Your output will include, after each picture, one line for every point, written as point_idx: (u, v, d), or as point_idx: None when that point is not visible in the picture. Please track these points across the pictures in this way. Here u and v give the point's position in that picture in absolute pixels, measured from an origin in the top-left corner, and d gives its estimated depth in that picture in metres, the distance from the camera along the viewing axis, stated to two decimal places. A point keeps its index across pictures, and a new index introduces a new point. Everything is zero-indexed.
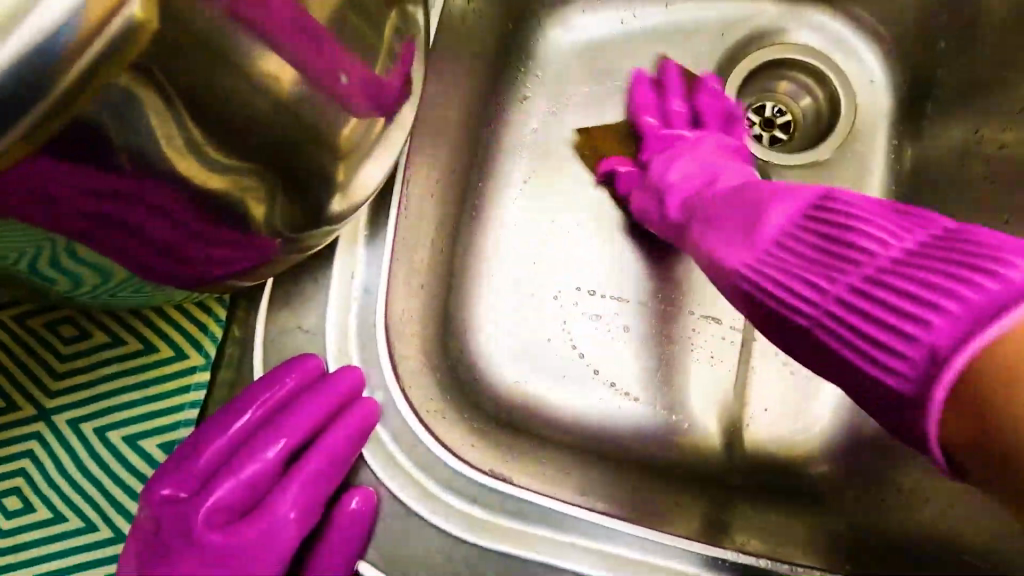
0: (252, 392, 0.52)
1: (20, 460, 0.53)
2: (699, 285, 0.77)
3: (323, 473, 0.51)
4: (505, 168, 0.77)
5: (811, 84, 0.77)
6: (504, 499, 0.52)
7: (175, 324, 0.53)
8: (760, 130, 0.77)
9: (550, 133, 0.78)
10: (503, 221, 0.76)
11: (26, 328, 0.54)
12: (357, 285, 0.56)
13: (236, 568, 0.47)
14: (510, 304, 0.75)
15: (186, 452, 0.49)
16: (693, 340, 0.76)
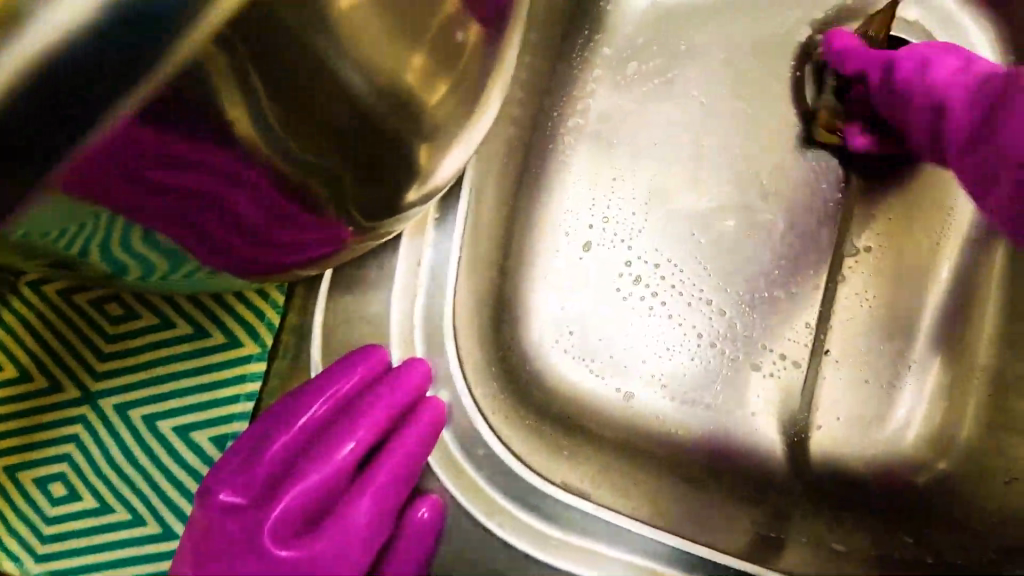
0: (315, 387, 0.47)
1: (65, 444, 0.49)
2: (779, 280, 0.69)
3: (394, 479, 0.47)
4: (568, 145, 0.70)
5: None
6: (578, 516, 0.49)
7: (229, 308, 0.49)
8: None
9: (620, 108, 0.71)
10: (564, 202, 0.70)
11: (71, 304, 0.51)
12: (424, 275, 0.51)
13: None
14: (568, 294, 0.69)
15: (246, 452, 0.45)
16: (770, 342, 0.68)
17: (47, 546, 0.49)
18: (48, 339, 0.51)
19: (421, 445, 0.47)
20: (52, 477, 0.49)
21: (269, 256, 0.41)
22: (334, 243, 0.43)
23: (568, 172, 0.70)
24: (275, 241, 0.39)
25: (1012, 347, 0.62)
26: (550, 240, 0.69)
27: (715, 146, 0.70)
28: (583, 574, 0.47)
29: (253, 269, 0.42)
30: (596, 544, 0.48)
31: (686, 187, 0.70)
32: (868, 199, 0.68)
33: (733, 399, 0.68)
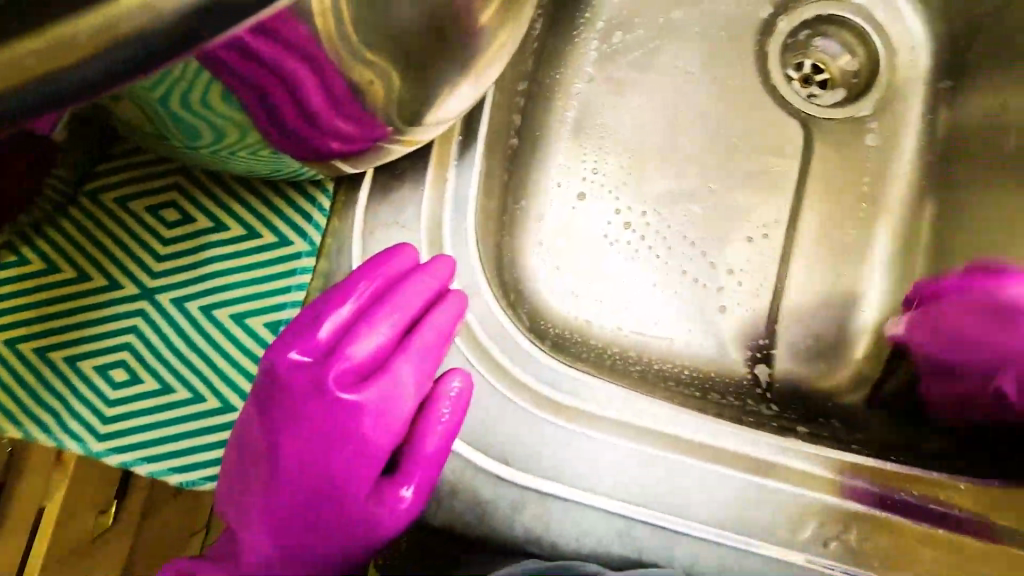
0: (352, 278, 0.53)
1: (125, 334, 0.55)
2: (747, 207, 0.78)
3: (427, 352, 0.53)
4: (562, 101, 0.80)
5: (851, 43, 0.81)
6: (581, 387, 0.57)
7: (279, 211, 0.55)
8: (801, 86, 0.81)
9: (610, 68, 0.80)
10: (558, 151, 0.79)
11: (128, 211, 0.56)
12: (450, 190, 0.58)
13: (355, 438, 0.51)
14: (567, 233, 0.78)
15: (297, 332, 0.51)
16: (738, 266, 0.78)
17: (110, 425, 0.54)
18: (106, 242, 0.56)
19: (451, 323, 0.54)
20: (114, 363, 0.55)
21: (314, 138, 0.46)
22: (367, 138, 0.48)
23: (562, 129, 0.80)
24: (325, 123, 0.44)
25: (940, 274, 0.73)
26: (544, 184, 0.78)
27: (689, 106, 0.80)
28: (586, 431, 0.55)
29: (295, 150, 0.47)
30: (598, 411, 0.56)
31: (665, 140, 0.80)
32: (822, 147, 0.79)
33: (712, 320, 0.77)
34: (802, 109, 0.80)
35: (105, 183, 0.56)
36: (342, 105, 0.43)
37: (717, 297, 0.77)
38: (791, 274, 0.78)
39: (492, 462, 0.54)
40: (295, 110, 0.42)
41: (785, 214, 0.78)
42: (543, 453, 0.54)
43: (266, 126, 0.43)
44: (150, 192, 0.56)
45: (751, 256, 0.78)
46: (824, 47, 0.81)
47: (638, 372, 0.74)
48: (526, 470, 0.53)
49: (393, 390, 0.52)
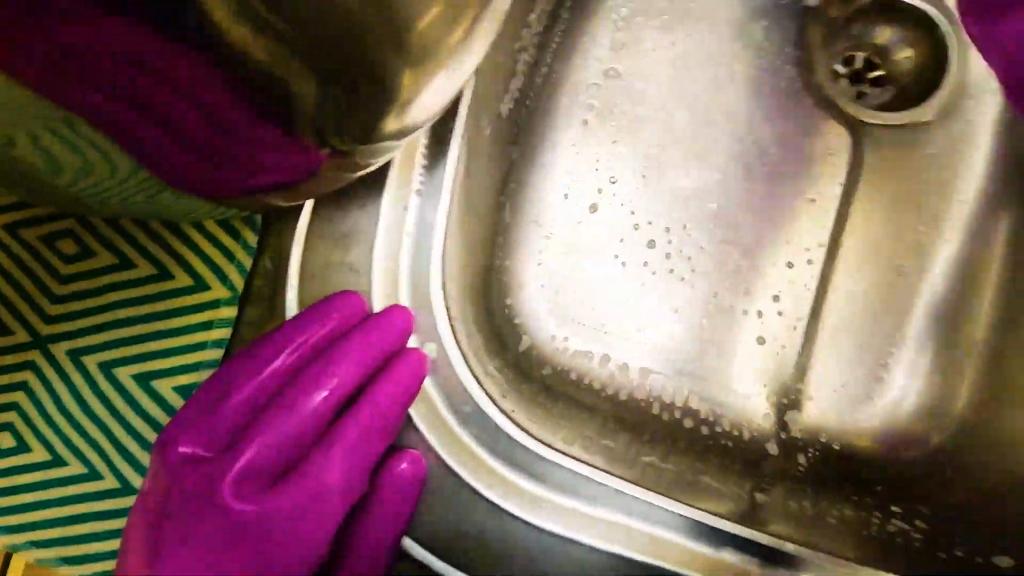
0: (283, 334, 0.45)
1: (13, 392, 0.45)
2: (780, 230, 0.65)
3: (371, 427, 0.45)
4: (563, 101, 0.66)
5: (919, 32, 0.64)
6: (564, 475, 0.46)
7: (198, 247, 0.45)
8: (848, 85, 0.65)
9: (623, 61, 0.67)
10: (556, 160, 0.65)
11: (19, 239, 0.46)
12: (410, 220, 0.46)
13: (275, 536, 0.42)
14: (566, 257, 0.65)
15: (209, 401, 0.43)
16: (771, 303, 0.65)
17: None
18: None
19: (402, 395, 0.46)
20: None
21: (222, 172, 0.35)
22: (298, 168, 0.36)
23: (563, 133, 0.66)
24: (225, 152, 0.32)
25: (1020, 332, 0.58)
26: (539, 199, 0.65)
27: (716, 113, 0.66)
28: (566, 534, 0.45)
29: (205, 186, 0.36)
30: (589, 508, 0.45)
31: (686, 153, 0.66)
32: (877, 163, 0.64)
33: (736, 366, 0.64)
34: (848, 113, 0.65)
35: None
36: (237, 128, 0.30)
37: (741, 341, 0.64)
38: (833, 317, 0.64)
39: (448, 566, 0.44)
40: (171, 137, 0.31)
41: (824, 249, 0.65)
42: (512, 557, 0.44)
43: (147, 157, 0.33)
44: (44, 216, 0.46)
45: (782, 285, 0.65)
46: (882, 37, 0.65)
47: (644, 428, 0.61)
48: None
49: (322, 476, 0.44)
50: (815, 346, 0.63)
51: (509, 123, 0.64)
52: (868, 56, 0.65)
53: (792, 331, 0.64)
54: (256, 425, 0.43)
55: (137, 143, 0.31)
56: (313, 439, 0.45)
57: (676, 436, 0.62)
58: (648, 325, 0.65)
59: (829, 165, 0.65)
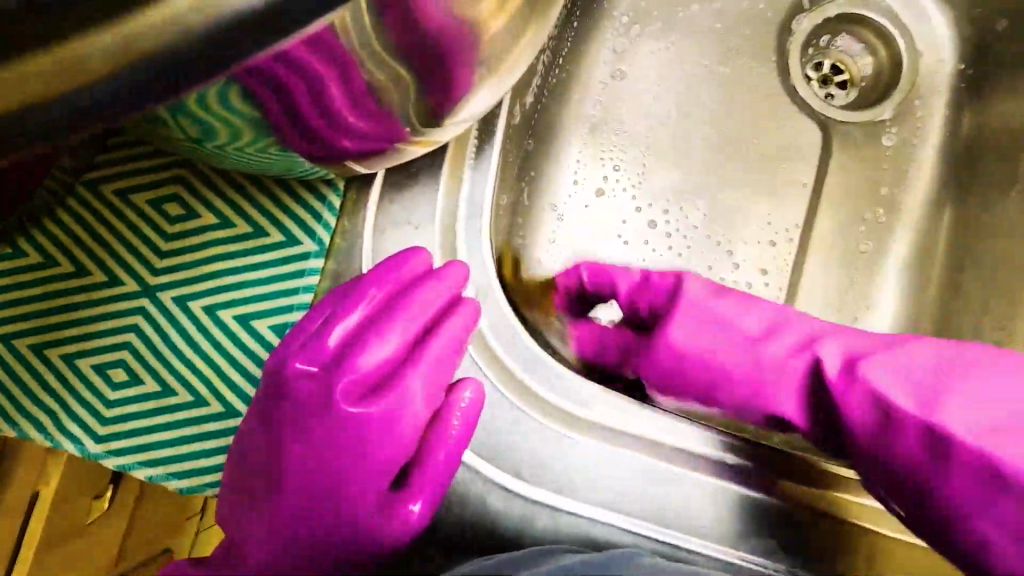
0: (366, 280, 0.52)
1: (124, 333, 0.53)
2: (761, 210, 0.76)
3: (440, 359, 0.52)
4: (573, 102, 0.76)
5: (874, 42, 0.77)
6: (595, 400, 0.56)
7: (288, 208, 0.53)
8: (818, 87, 0.78)
9: (626, 64, 0.77)
10: (568, 154, 0.76)
11: (129, 203, 0.54)
12: (465, 191, 0.56)
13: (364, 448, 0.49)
14: (579, 237, 0.75)
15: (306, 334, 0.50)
16: (754, 274, 0.76)
17: (109, 427, 0.52)
18: (105, 236, 0.54)
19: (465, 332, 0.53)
20: (113, 363, 0.53)
21: (332, 137, 0.44)
22: (386, 137, 0.47)
23: (572, 126, 0.76)
24: (342, 122, 0.42)
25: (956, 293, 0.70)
26: (555, 186, 0.75)
27: (706, 108, 0.77)
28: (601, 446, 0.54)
29: (312, 150, 0.46)
30: (615, 425, 0.55)
31: (680, 144, 0.77)
32: (841, 154, 0.76)
33: None
34: (818, 111, 0.77)
35: (103, 172, 0.53)
36: (361, 104, 0.41)
37: None
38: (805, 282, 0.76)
39: (502, 474, 0.52)
40: (314, 112, 0.40)
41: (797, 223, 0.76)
42: (556, 468, 0.53)
43: (286, 129, 0.41)
44: (151, 184, 0.53)
45: (764, 257, 0.76)
46: (844, 47, 0.78)
47: None
48: (536, 484, 0.52)
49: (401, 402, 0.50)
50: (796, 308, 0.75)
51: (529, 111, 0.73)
52: (833, 62, 0.77)
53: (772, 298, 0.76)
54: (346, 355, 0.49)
55: (286, 118, 0.40)
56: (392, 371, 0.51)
57: None
58: None
59: (803, 152, 0.77)
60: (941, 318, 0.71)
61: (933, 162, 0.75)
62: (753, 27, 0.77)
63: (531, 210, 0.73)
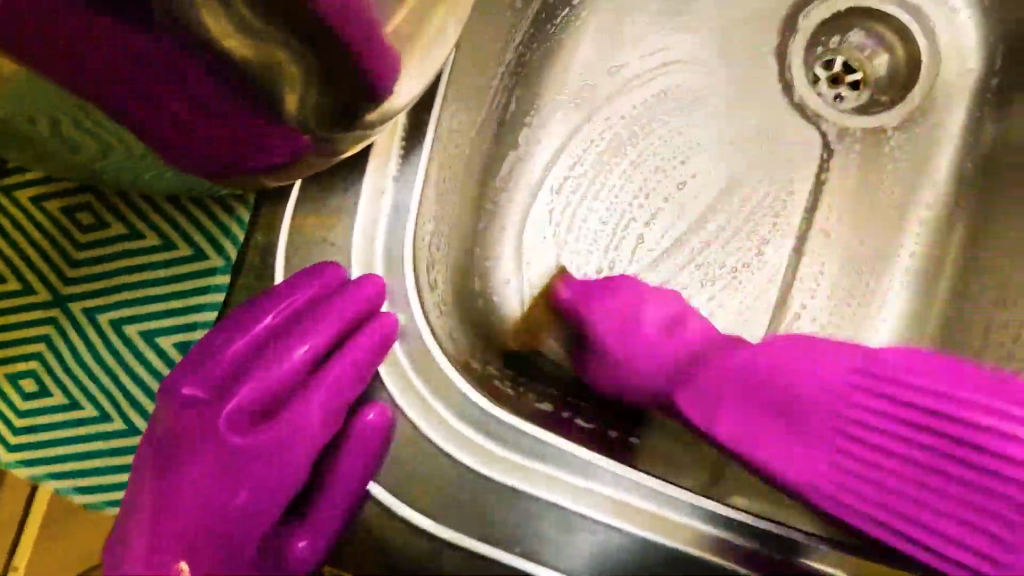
0: (270, 296, 0.51)
1: (35, 343, 0.52)
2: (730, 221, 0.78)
3: (343, 379, 0.53)
4: (546, 112, 0.75)
5: (892, 39, 0.79)
6: (517, 438, 0.51)
7: (198, 221, 0.51)
8: (829, 85, 0.80)
9: (597, 75, 0.76)
10: (534, 160, 0.74)
11: (43, 210, 0.52)
12: (387, 204, 0.52)
13: (262, 463, 0.51)
14: (543, 245, 0.73)
15: (205, 352, 0.49)
16: (720, 285, 0.77)
17: (19, 438, 0.52)
18: (21, 242, 0.53)
19: (372, 355, 0.52)
20: (24, 373, 0.52)
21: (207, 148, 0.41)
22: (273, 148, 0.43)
23: (547, 137, 0.75)
24: (212, 131, 0.40)
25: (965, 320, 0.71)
26: (518, 192, 0.73)
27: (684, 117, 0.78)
28: (519, 489, 0.50)
29: (193, 162, 0.43)
30: (544, 468, 0.51)
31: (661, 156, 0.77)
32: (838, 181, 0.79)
33: (686, 342, 0.75)
34: (829, 115, 0.79)
35: (21, 178, 0.52)
36: (220, 110, 0.38)
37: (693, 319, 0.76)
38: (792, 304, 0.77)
39: (411, 513, 0.49)
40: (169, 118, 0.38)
41: (774, 254, 0.78)
42: (467, 510, 0.49)
43: (158, 131, 0.39)
44: (62, 190, 0.52)
45: (729, 267, 0.78)
46: (857, 46, 0.80)
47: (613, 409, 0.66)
48: (448, 524, 0.49)
49: (302, 416, 0.52)
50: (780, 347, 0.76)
51: (500, 107, 0.71)
52: (846, 61, 0.79)
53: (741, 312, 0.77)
54: (247, 372, 0.50)
55: (153, 116, 0.38)
56: (296, 384, 0.53)
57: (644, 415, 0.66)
58: (610, 304, 0.75)
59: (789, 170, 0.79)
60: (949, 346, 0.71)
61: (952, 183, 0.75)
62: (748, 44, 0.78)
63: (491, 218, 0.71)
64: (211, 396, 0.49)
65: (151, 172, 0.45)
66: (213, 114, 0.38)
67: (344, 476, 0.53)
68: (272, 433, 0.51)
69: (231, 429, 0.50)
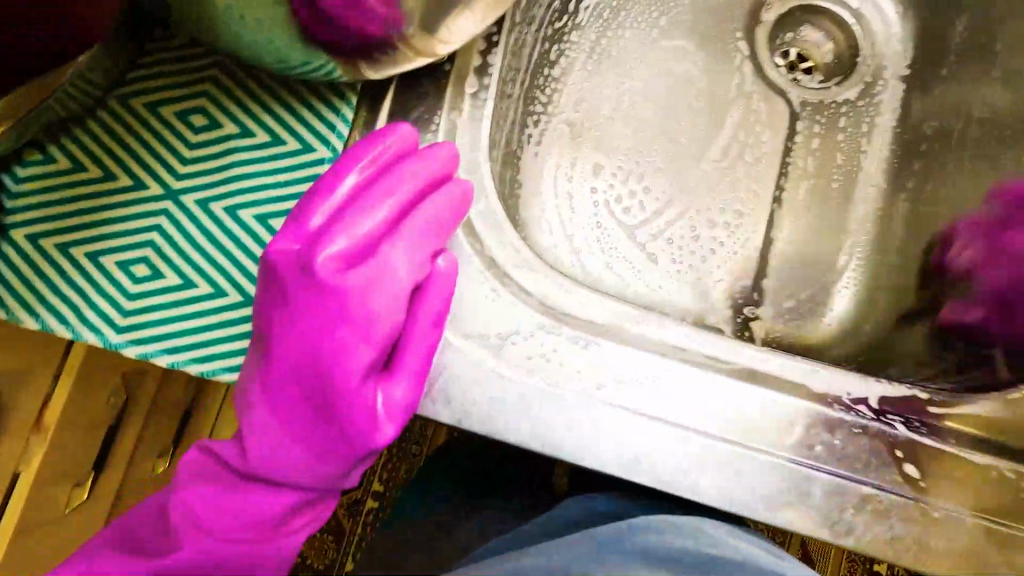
0: (350, 158, 0.55)
1: (148, 232, 0.57)
2: (708, 182, 1.02)
3: (423, 230, 0.56)
4: (559, 99, 1.00)
5: (828, 38, 1.08)
6: (572, 294, 0.60)
7: (303, 119, 0.58)
8: (788, 69, 1.06)
9: (594, 67, 1.02)
10: (553, 143, 1.00)
11: (156, 115, 0.58)
12: (466, 111, 0.62)
13: (345, 310, 0.54)
14: (567, 208, 0.98)
15: (300, 210, 0.54)
16: (703, 228, 1.00)
17: (129, 320, 0.55)
18: (132, 144, 0.58)
19: (447, 209, 0.56)
20: (135, 260, 0.56)
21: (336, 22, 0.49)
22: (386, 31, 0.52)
23: (560, 116, 1.00)
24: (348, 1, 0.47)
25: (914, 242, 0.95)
26: (546, 175, 0.99)
27: (662, 95, 1.03)
28: (580, 335, 0.58)
29: (320, 35, 0.51)
30: (601, 321, 0.60)
31: (651, 129, 1.02)
32: (796, 144, 1.04)
33: (688, 279, 0.98)
34: (789, 88, 1.05)
35: (136, 87, 0.58)
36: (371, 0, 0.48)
37: (692, 261, 0.99)
38: (773, 237, 1.01)
39: (502, 365, 0.56)
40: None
41: (749, 207, 1.02)
42: (543, 358, 0.57)
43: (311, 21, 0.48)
44: (176, 98, 0.58)
45: (710, 216, 1.00)
46: (804, 41, 1.08)
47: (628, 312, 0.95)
48: (535, 375, 0.56)
49: (381, 269, 0.55)
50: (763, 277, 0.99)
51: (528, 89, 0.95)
52: (798, 52, 1.06)
53: (730, 256, 1.00)
54: (332, 227, 0.54)
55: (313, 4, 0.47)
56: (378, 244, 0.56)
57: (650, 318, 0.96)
58: (625, 250, 0.98)
59: (750, 136, 1.03)
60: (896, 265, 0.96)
61: (886, 141, 1.02)
62: (710, 41, 1.06)
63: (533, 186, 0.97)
64: (302, 247, 0.54)
65: (282, 60, 0.53)
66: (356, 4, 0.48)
67: (423, 328, 0.55)
68: (353, 281, 0.54)
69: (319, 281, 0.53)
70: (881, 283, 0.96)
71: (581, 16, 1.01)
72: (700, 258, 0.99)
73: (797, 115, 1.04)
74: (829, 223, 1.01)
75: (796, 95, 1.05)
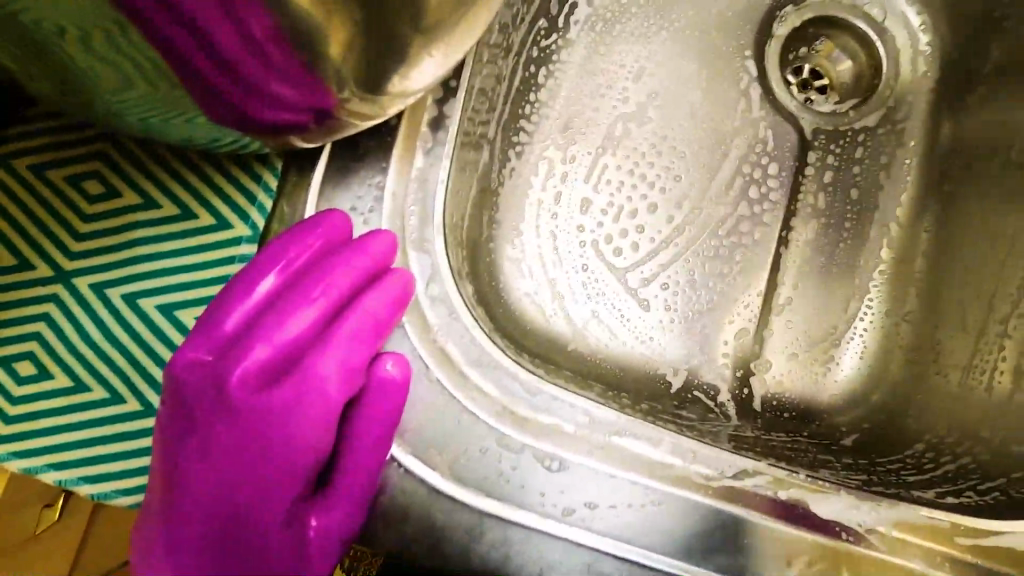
0: (274, 253, 0.49)
1: (34, 322, 0.48)
2: (715, 216, 0.85)
3: (357, 333, 0.50)
4: (541, 117, 0.84)
5: (855, 48, 0.87)
6: (540, 395, 0.52)
7: (220, 190, 0.49)
8: (799, 90, 0.87)
9: (585, 80, 0.85)
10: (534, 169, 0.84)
11: (46, 179, 0.49)
12: (416, 173, 0.52)
13: (270, 431, 0.47)
14: (549, 247, 0.83)
15: (213, 316, 0.47)
16: (706, 271, 0.85)
17: (11, 429, 0.47)
18: (16, 213, 0.49)
19: (387, 306, 0.50)
20: (19, 356, 0.47)
21: (252, 108, 0.42)
22: (314, 108, 0.43)
23: (540, 138, 0.84)
24: (260, 85, 0.39)
25: (958, 297, 0.76)
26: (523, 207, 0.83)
27: (666, 119, 0.86)
28: (546, 449, 0.49)
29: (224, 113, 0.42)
30: (575, 430, 0.51)
31: (649, 153, 0.86)
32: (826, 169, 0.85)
33: (688, 332, 0.83)
34: (797, 114, 0.86)
35: (21, 146, 0.49)
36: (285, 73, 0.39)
37: (692, 311, 0.84)
38: (782, 282, 0.84)
39: (454, 485, 0.47)
40: (222, 75, 0.38)
41: (766, 244, 0.85)
42: (502, 478, 0.48)
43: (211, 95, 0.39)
44: (71, 158, 0.49)
45: (715, 257, 0.85)
46: (823, 53, 0.87)
47: (614, 372, 0.81)
48: (492, 495, 0.48)
49: (311, 379, 0.48)
50: (768, 331, 0.83)
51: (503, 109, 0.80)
52: (814, 68, 0.87)
53: (736, 305, 0.84)
54: (252, 334, 0.47)
55: (205, 70, 0.37)
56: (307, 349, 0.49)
57: (639, 378, 0.81)
58: (616, 297, 0.84)
59: (762, 172, 0.86)
60: (920, 320, 0.78)
61: (924, 167, 0.82)
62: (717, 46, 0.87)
63: (506, 220, 0.82)
64: (215, 359, 0.46)
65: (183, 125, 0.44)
66: (263, 71, 0.38)
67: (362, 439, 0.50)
68: (279, 395, 0.47)
69: (237, 400, 0.46)
70: (899, 341, 0.79)
71: (573, 31, 0.85)
72: (703, 307, 0.84)
73: (807, 147, 0.86)
74: (854, 272, 0.83)
75: (809, 122, 0.86)
